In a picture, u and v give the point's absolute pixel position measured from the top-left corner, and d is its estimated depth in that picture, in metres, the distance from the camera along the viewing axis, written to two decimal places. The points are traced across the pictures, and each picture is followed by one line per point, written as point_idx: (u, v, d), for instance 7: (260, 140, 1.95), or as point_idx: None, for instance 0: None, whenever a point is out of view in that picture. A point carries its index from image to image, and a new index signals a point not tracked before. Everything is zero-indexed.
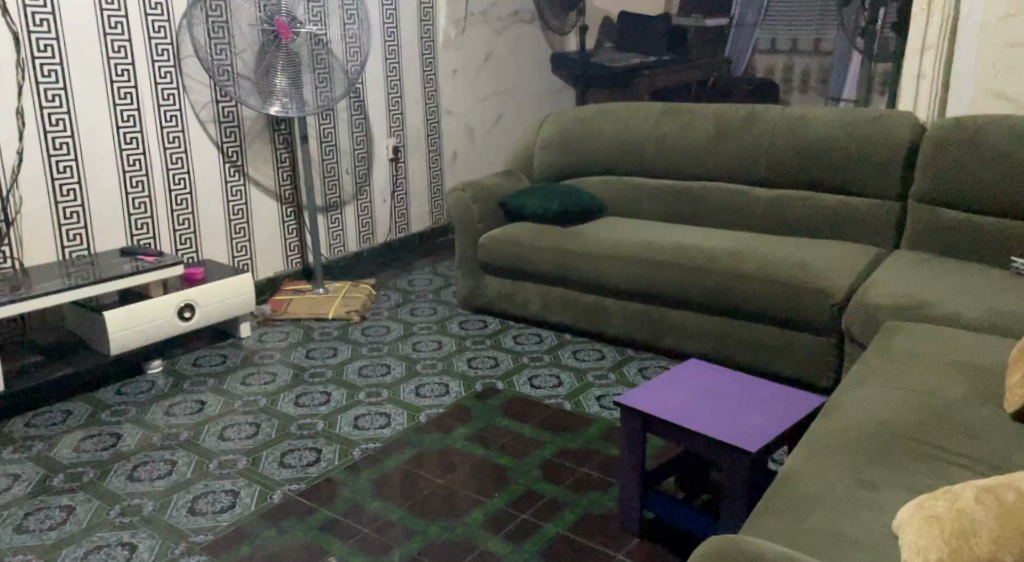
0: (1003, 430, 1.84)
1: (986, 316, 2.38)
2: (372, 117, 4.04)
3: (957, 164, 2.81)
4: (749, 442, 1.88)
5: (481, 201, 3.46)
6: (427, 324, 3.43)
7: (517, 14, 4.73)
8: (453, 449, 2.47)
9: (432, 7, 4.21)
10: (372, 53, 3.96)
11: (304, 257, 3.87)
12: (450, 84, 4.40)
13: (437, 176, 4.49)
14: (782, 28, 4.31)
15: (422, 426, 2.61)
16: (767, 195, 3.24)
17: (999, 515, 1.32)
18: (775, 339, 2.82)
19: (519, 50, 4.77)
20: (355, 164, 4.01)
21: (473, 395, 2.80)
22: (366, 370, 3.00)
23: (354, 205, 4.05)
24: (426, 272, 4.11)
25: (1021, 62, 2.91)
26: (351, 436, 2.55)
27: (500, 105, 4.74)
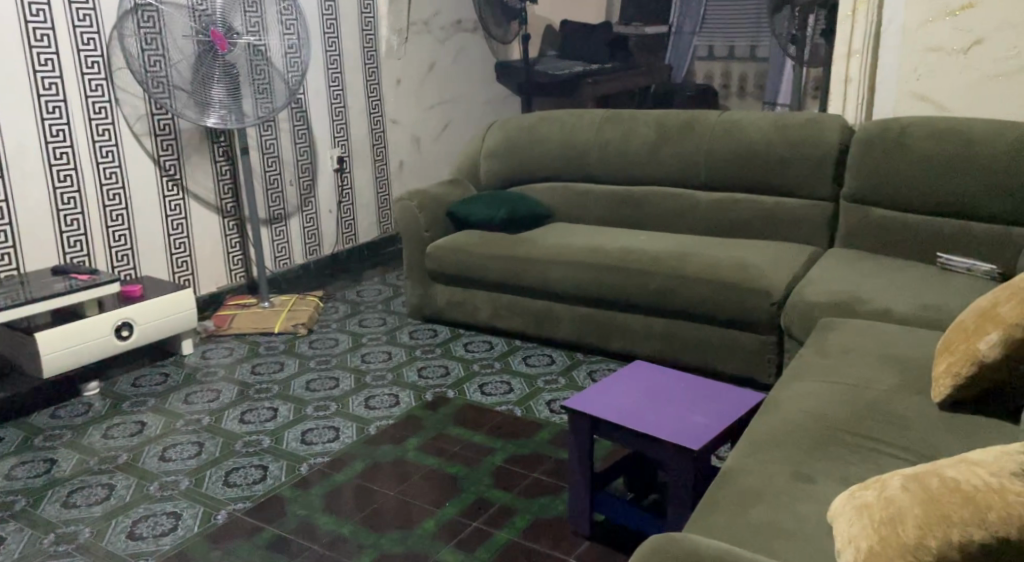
0: (932, 420, 1.91)
1: (916, 311, 2.47)
2: (315, 128, 4.02)
3: (885, 164, 2.91)
4: (692, 440, 1.92)
5: (428, 210, 3.45)
6: (376, 335, 3.43)
7: (459, 23, 4.75)
8: (404, 460, 2.48)
9: (374, 17, 4.21)
10: (314, 64, 3.95)
11: (248, 271, 3.84)
12: (394, 94, 4.40)
13: (384, 187, 4.48)
14: (719, 37, 4.49)
15: (372, 438, 2.61)
16: (708, 198, 3.31)
17: (923, 500, 1.36)
18: (718, 339, 2.88)
19: (463, 58, 4.79)
20: (299, 175, 3.99)
21: (423, 405, 2.80)
22: (314, 384, 2.98)
23: (299, 217, 4.02)
24: (375, 282, 4.11)
25: (941, 65, 3.03)
26: (298, 451, 2.54)
27: (446, 113, 4.75)
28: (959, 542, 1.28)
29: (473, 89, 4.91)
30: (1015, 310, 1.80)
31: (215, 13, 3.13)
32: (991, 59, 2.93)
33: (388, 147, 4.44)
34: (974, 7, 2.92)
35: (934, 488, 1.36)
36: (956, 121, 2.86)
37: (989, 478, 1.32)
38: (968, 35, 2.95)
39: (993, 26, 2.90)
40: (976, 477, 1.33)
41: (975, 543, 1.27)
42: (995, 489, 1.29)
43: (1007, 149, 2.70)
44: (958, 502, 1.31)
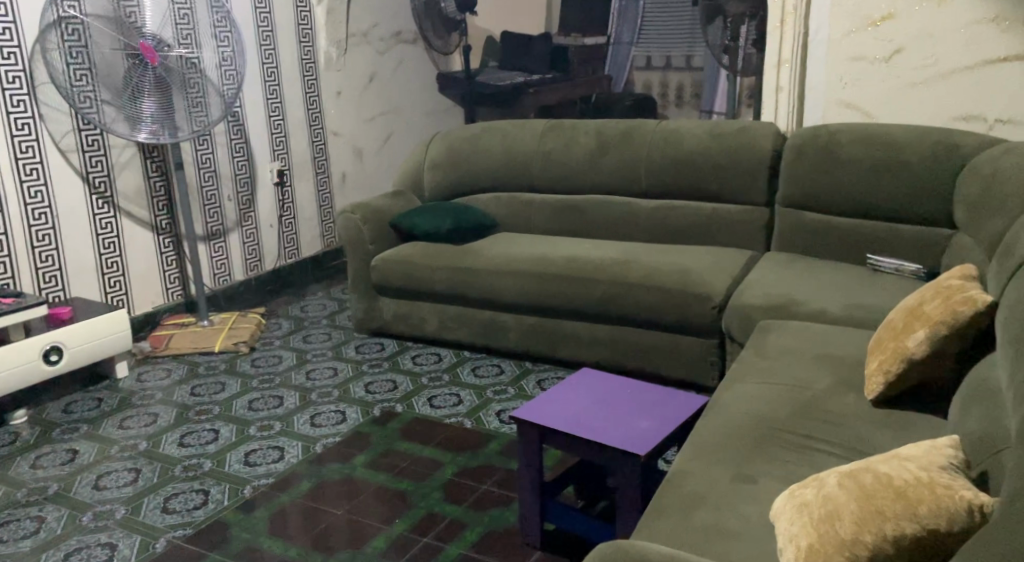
0: (867, 417, 1.97)
1: (850, 311, 2.54)
2: (253, 142, 3.97)
3: (817, 169, 2.99)
4: (638, 446, 1.94)
5: (371, 223, 3.43)
6: (321, 351, 3.40)
7: (399, 35, 4.71)
8: (353, 477, 2.46)
9: (312, 28, 4.19)
10: (251, 77, 3.90)
11: (186, 289, 3.77)
12: (334, 106, 4.37)
13: (327, 200, 4.45)
14: (655, 48, 4.56)
15: (318, 456, 2.58)
16: (649, 205, 3.36)
17: (858, 496, 1.40)
18: (662, 344, 2.92)
19: (404, 70, 4.78)
20: (237, 190, 3.93)
21: (370, 420, 2.78)
22: (257, 403, 2.94)
23: (239, 232, 3.96)
24: (319, 297, 4.07)
25: (865, 73, 3.13)
26: (241, 474, 2.50)
27: (388, 125, 4.73)
28: (892, 536, 1.33)
29: (415, 100, 4.89)
30: (942, 307, 1.91)
31: (145, 25, 3.08)
32: (911, 67, 3.04)
33: (329, 160, 4.41)
34: (893, 18, 3.02)
35: (868, 484, 1.41)
36: (881, 127, 2.95)
37: (919, 472, 1.38)
38: (888, 44, 3.06)
39: (912, 36, 3.01)
40: (907, 472, 1.39)
41: (908, 536, 1.32)
42: (925, 483, 1.35)
43: (930, 152, 2.80)
44: (890, 496, 1.36)
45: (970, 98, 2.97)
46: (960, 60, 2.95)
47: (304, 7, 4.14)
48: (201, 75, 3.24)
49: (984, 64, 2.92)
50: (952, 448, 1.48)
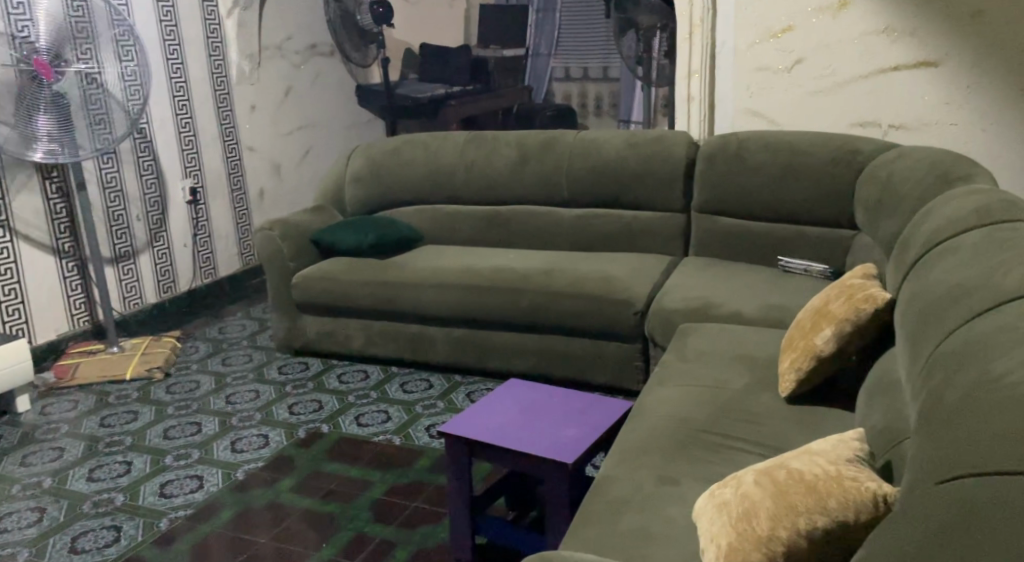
0: (782, 414, 2.04)
1: (765, 312, 2.63)
2: (163, 159, 3.87)
3: (730, 175, 3.08)
4: (565, 454, 1.97)
5: (291, 239, 3.38)
6: (241, 373, 3.34)
7: (315, 47, 4.67)
8: (278, 503, 2.43)
9: (222, 42, 4.12)
10: (159, 93, 3.81)
11: (93, 315, 3.65)
12: (249, 120, 4.29)
13: (244, 216, 4.36)
14: (574, 59, 4.73)
15: (239, 483, 2.54)
16: (571, 215, 3.41)
17: (773, 493, 1.45)
18: (586, 352, 2.96)
19: (321, 83, 4.73)
20: (147, 210, 3.83)
21: (295, 443, 2.75)
22: (173, 431, 2.88)
23: (149, 254, 3.86)
24: (238, 318, 4.00)
25: (771, 83, 3.24)
26: (156, 506, 2.44)
27: (306, 139, 4.67)
28: (805, 530, 1.38)
29: (334, 114, 4.85)
30: (847, 306, 1.99)
31: (39, 40, 2.99)
32: (812, 76, 3.16)
33: (246, 176, 4.33)
34: (793, 30, 3.14)
35: (781, 480, 1.47)
36: (787, 134, 3.06)
37: (829, 467, 1.44)
38: (790, 55, 3.18)
39: (812, 47, 3.13)
40: (817, 467, 1.45)
41: (819, 529, 1.37)
42: (833, 476, 1.41)
43: (833, 157, 2.92)
44: (802, 491, 1.42)
45: (866, 105, 3.11)
46: (856, 69, 3.09)
47: (213, 20, 4.08)
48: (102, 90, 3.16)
49: (878, 73, 3.06)
50: (859, 441, 1.55)
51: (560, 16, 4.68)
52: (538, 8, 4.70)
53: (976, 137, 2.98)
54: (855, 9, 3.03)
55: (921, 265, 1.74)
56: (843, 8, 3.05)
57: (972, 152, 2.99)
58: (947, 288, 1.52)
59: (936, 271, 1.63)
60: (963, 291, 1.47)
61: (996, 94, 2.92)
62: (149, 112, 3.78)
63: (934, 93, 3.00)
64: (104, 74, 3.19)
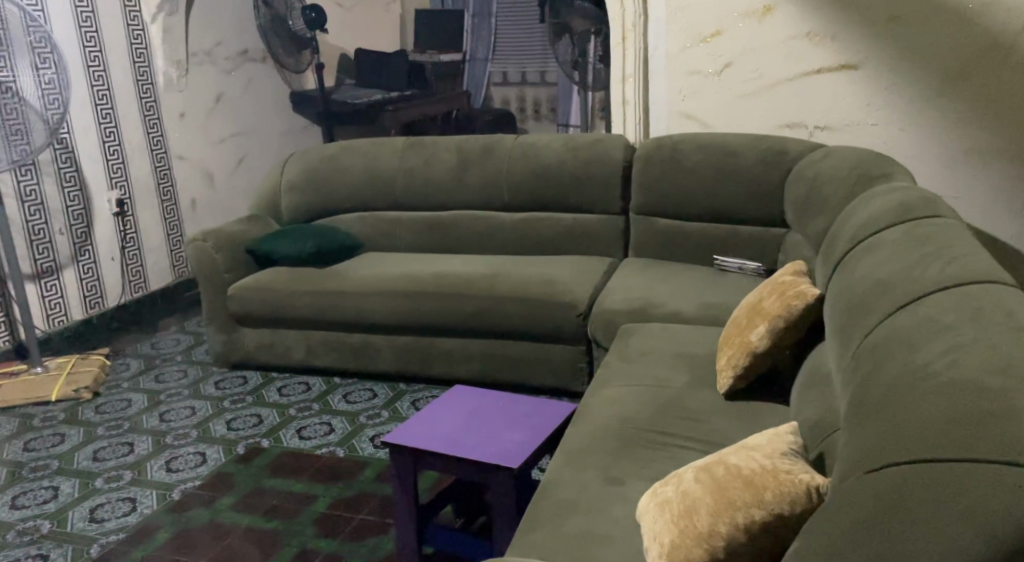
0: (722, 411, 2.08)
1: (702, 311, 2.68)
2: (86, 170, 3.74)
3: (666, 176, 3.13)
4: (511, 459, 1.98)
5: (225, 250, 3.31)
6: (176, 390, 3.27)
7: (246, 53, 4.57)
8: (218, 522, 2.39)
9: (146, 48, 4.00)
10: (81, 102, 3.68)
11: (14, 334, 3.53)
12: (179, 128, 4.19)
13: (175, 227, 4.25)
14: (511, 63, 4.86)
15: (176, 503, 2.49)
16: (512, 218, 3.43)
17: (712, 489, 1.49)
18: (530, 356, 2.98)
19: (254, 90, 4.65)
20: (70, 223, 3.70)
21: (234, 459, 2.71)
22: (104, 453, 2.81)
23: (74, 268, 3.73)
24: (173, 332, 3.92)
25: (702, 86, 3.30)
26: (86, 532, 2.38)
27: (240, 147, 4.59)
28: (744, 525, 1.41)
29: (268, 121, 4.77)
30: (780, 303, 2.05)
31: None
32: (740, 79, 3.24)
33: (176, 186, 4.22)
34: (722, 34, 3.21)
35: (720, 476, 1.50)
36: (717, 136, 3.13)
37: (765, 461, 1.48)
38: (719, 59, 3.25)
39: (740, 51, 3.21)
40: (754, 462, 1.49)
41: (757, 522, 1.40)
42: (770, 470, 1.45)
43: (764, 158, 2.99)
44: (740, 486, 1.45)
45: (793, 107, 3.20)
46: (782, 73, 3.17)
47: (136, 25, 3.95)
48: (17, 99, 3.11)
49: (802, 76, 3.15)
50: (793, 434, 1.59)
51: (496, 20, 4.81)
52: (473, 14, 4.78)
53: (897, 136, 3.08)
54: (780, 14, 3.11)
55: (848, 260, 1.80)
56: (768, 13, 3.13)
57: (894, 150, 3.10)
58: (871, 283, 1.58)
59: (861, 266, 1.68)
60: (886, 286, 1.52)
61: (915, 94, 3.02)
62: (70, 121, 3.64)
63: (856, 94, 3.09)
64: (20, 82, 3.12)
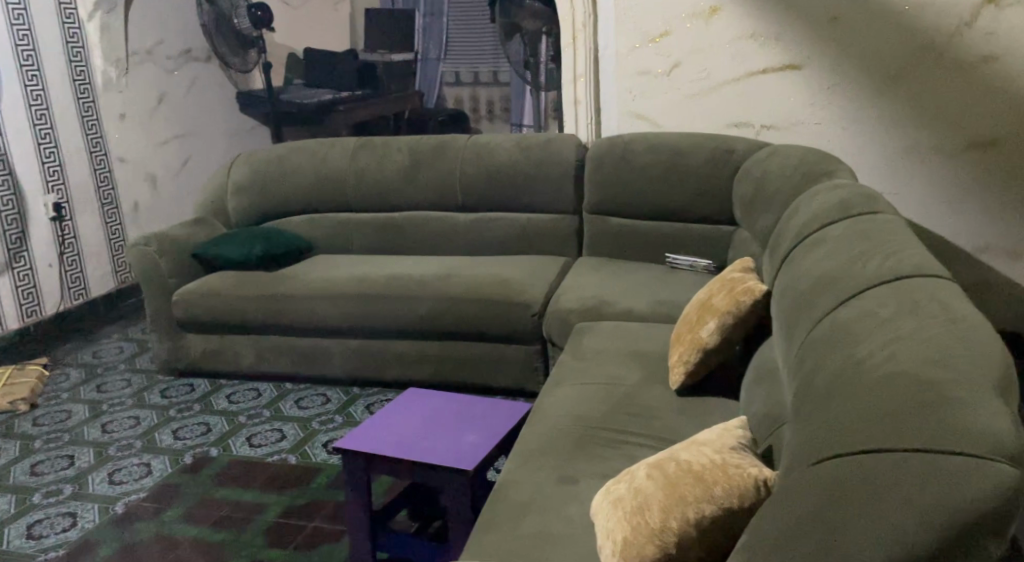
0: (674, 407, 2.10)
1: (654, 309, 2.70)
2: (20, 174, 3.63)
3: (617, 175, 3.15)
4: (464, 461, 1.98)
5: (168, 254, 3.24)
6: (119, 399, 3.20)
7: (189, 52, 4.46)
8: (165, 534, 2.35)
9: (83, 47, 3.89)
10: (13, 102, 3.56)
11: None
12: (119, 129, 4.07)
13: (117, 232, 4.15)
14: (462, 63, 4.84)
15: (119, 517, 2.44)
16: (464, 219, 3.42)
17: (664, 486, 1.50)
18: (484, 357, 2.97)
19: (199, 90, 4.54)
20: (4, 229, 3.59)
21: (181, 470, 2.66)
22: (43, 467, 2.75)
23: (10, 276, 3.62)
24: (115, 340, 3.85)
25: (651, 86, 3.33)
26: (24, 550, 2.32)
27: (185, 148, 4.47)
28: (695, 520, 1.42)
29: (214, 122, 4.67)
30: (728, 299, 2.07)
31: None
32: (688, 79, 3.27)
33: (117, 189, 4.11)
34: (670, 34, 3.24)
35: (671, 472, 1.51)
36: (667, 136, 3.16)
37: (714, 456, 1.49)
38: (667, 58, 3.27)
39: (688, 51, 3.24)
40: (703, 457, 1.50)
41: (708, 518, 1.42)
42: (719, 465, 1.46)
43: (713, 157, 3.03)
44: (691, 482, 1.46)
45: (740, 106, 3.24)
46: (728, 73, 3.21)
47: (73, 23, 3.84)
48: None
49: (748, 76, 3.19)
50: (742, 429, 1.61)
51: (448, 19, 4.77)
52: (425, 13, 4.76)
53: (839, 134, 3.15)
54: (726, 15, 3.15)
55: (793, 256, 1.82)
56: (714, 14, 3.17)
57: (837, 149, 3.17)
58: (815, 278, 1.61)
59: (806, 263, 1.71)
60: (829, 282, 1.55)
61: (857, 93, 3.09)
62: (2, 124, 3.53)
63: (801, 94, 3.15)
64: None
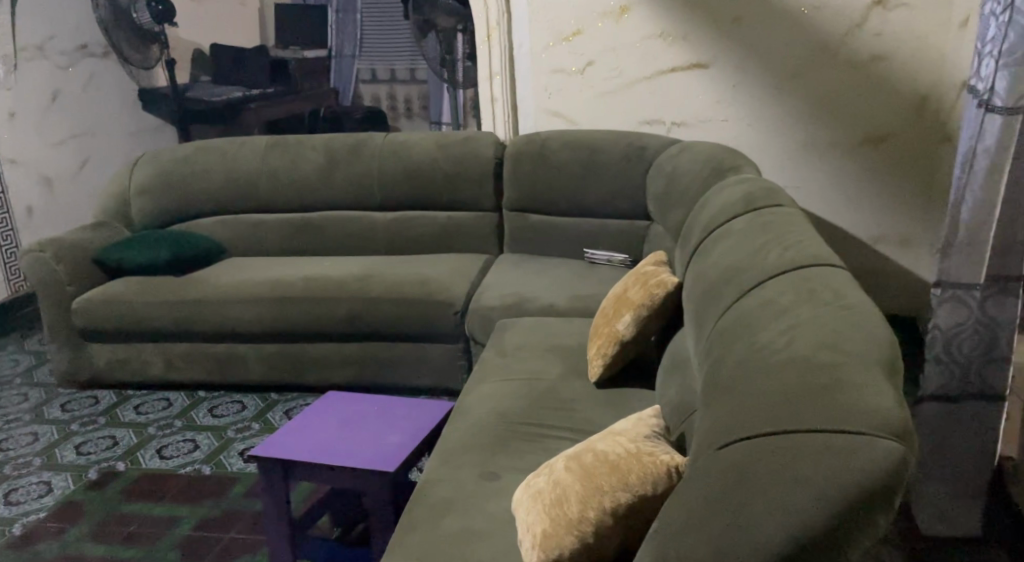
0: (594, 399, 2.14)
1: (574, 303, 2.75)
2: None
3: (535, 174, 3.19)
4: (384, 463, 1.97)
5: (66, 260, 3.12)
6: (16, 416, 3.08)
7: (85, 48, 4.22)
8: (68, 555, 2.27)
9: None
10: None
11: None
12: (9, 130, 3.88)
13: (9, 239, 3.96)
14: (379, 60, 4.47)
15: (18, 539, 2.36)
16: (384, 218, 3.39)
17: (581, 477, 1.53)
18: (405, 357, 2.96)
19: (97, 88, 4.29)
20: None
21: (86, 486, 2.58)
22: None
23: None
24: (10, 352, 3.69)
25: (566, 84, 3.37)
26: None
27: (83, 147, 4.26)
28: (612, 509, 1.45)
29: (117, 119, 4.42)
30: (643, 292, 2.12)
31: None
32: (601, 78, 3.32)
33: (8, 193, 3.92)
34: (582, 34, 3.28)
35: (589, 463, 1.54)
36: (584, 133, 3.20)
37: (629, 445, 1.53)
38: (580, 57, 3.32)
39: (600, 49, 3.29)
40: (619, 446, 1.53)
41: (623, 505, 1.45)
42: (633, 454, 1.50)
43: (627, 154, 3.09)
44: (607, 472, 1.49)
45: (651, 105, 3.31)
46: (639, 71, 3.28)
47: None
48: None
49: (658, 74, 3.26)
50: (655, 418, 1.65)
51: (361, 16, 4.40)
52: (337, 8, 4.40)
53: (744, 131, 3.25)
54: (635, 14, 3.21)
55: (703, 248, 1.88)
56: (623, 14, 3.22)
57: (742, 145, 3.27)
58: (722, 270, 1.66)
59: (713, 255, 1.77)
60: (734, 272, 1.60)
61: (759, 91, 3.19)
62: None
63: (707, 93, 3.24)
64: None
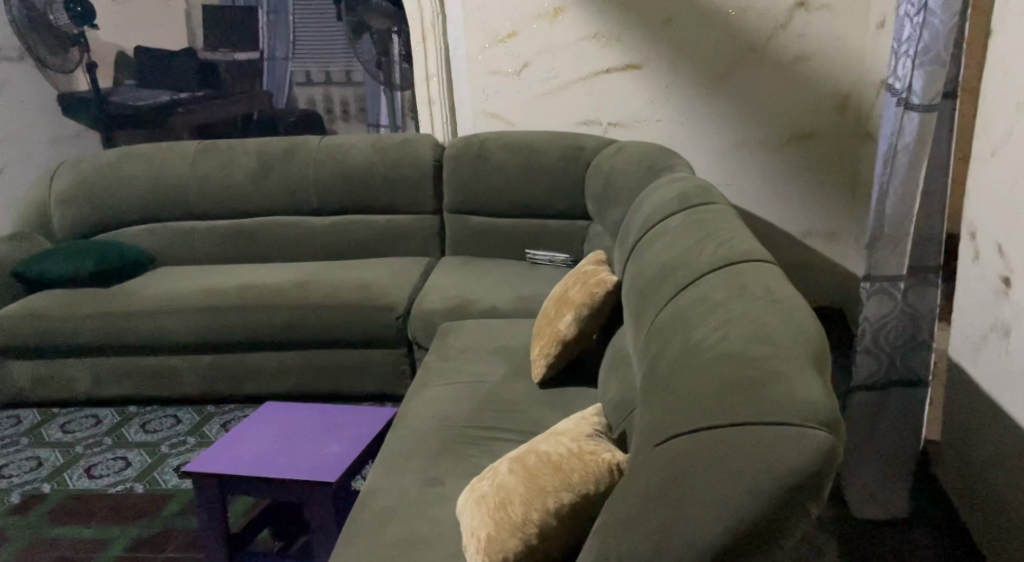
0: (538, 400, 2.13)
1: (516, 304, 2.74)
2: None
3: (473, 175, 3.17)
4: (324, 474, 1.93)
5: None
6: None
7: None
8: None
9: None
10: None
11: None
12: None
13: None
14: (313, 61, 4.35)
15: None
16: (322, 224, 3.34)
17: (524, 479, 1.51)
18: (347, 364, 2.92)
19: (11, 92, 4.12)
20: None
21: (10, 510, 2.48)
22: None
23: None
24: None
25: (503, 85, 3.36)
26: None
27: None
28: (555, 511, 1.44)
29: (34, 124, 4.25)
30: (583, 292, 2.12)
31: None
32: (537, 79, 3.32)
33: None
34: (517, 35, 3.28)
35: (532, 464, 1.53)
36: (522, 135, 3.20)
37: (571, 445, 1.52)
38: (517, 59, 3.31)
39: (537, 51, 3.29)
40: (561, 447, 1.53)
41: (566, 506, 1.44)
42: (575, 454, 1.49)
43: (566, 154, 3.10)
44: (550, 473, 1.48)
45: (588, 105, 3.32)
46: (575, 73, 3.29)
47: None
48: None
49: (593, 76, 3.28)
50: (597, 416, 1.65)
51: (294, 17, 4.24)
52: (267, 10, 4.23)
53: (677, 131, 3.28)
54: (569, 16, 3.22)
55: (640, 247, 1.88)
56: (558, 15, 3.23)
57: (677, 145, 3.30)
58: (657, 268, 1.67)
59: (648, 254, 1.77)
60: (670, 270, 1.61)
61: (691, 91, 3.23)
62: None
63: (641, 93, 3.27)
64: None
